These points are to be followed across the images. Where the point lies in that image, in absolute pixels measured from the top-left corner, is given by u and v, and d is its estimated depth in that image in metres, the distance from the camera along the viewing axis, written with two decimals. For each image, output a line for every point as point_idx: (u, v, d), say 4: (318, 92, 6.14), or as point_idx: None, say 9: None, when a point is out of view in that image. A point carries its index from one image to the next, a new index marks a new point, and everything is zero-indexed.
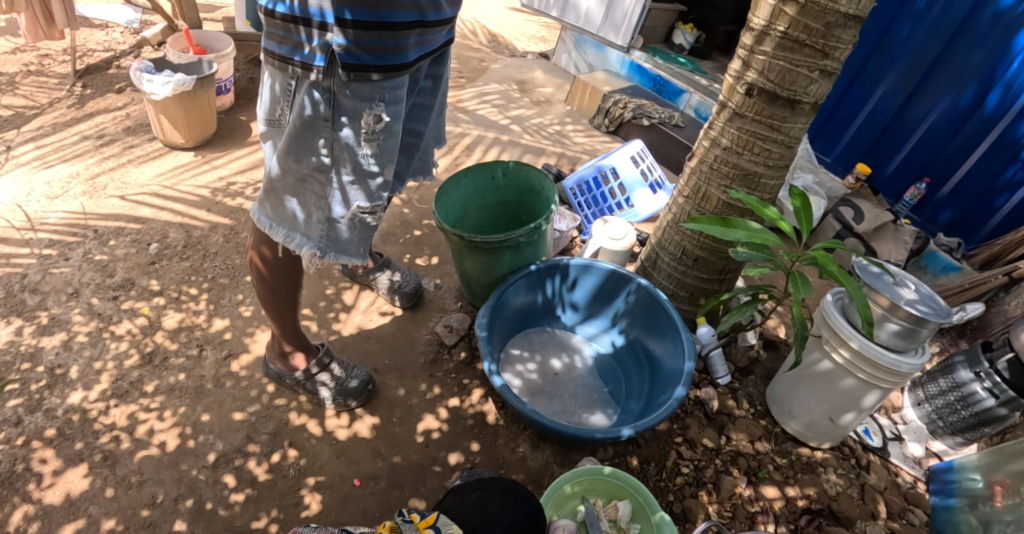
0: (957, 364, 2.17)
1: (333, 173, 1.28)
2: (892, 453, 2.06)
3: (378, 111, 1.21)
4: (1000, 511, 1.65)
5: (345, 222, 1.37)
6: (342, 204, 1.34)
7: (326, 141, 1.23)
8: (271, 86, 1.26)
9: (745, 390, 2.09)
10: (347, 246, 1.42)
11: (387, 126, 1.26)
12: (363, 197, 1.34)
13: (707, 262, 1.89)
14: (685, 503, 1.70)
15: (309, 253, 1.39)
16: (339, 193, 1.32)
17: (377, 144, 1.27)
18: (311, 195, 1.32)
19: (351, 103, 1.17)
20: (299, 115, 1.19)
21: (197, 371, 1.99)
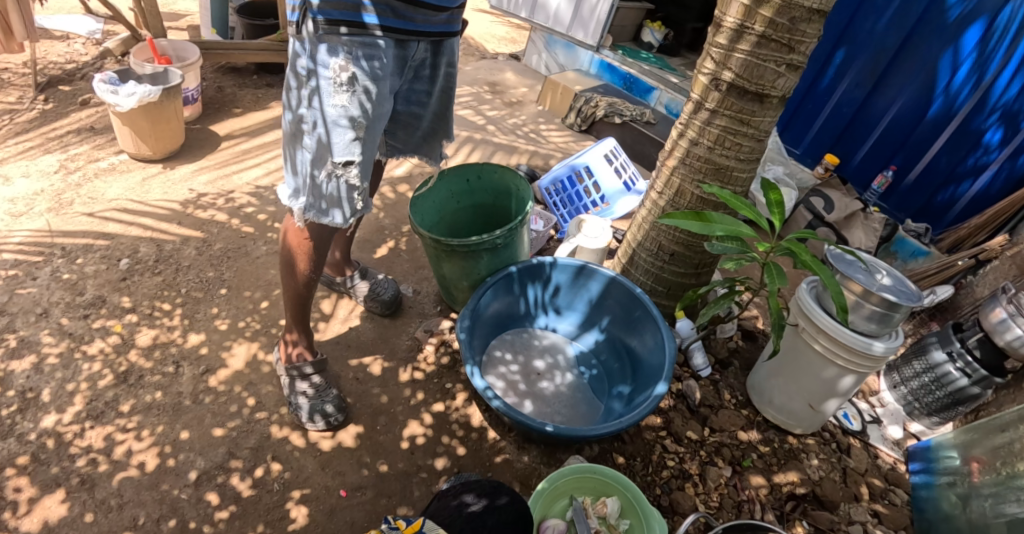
0: (929, 346, 2.23)
1: (308, 122, 1.29)
2: (871, 436, 2.10)
3: (345, 61, 1.21)
4: (978, 486, 1.70)
5: (323, 179, 1.35)
6: (319, 156, 1.33)
7: (304, 91, 1.27)
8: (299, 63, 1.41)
9: (727, 381, 2.11)
10: (329, 205, 1.39)
11: (355, 79, 1.24)
12: (334, 152, 1.31)
13: (684, 256, 1.91)
14: (672, 496, 1.71)
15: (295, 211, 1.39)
16: (316, 145, 1.31)
17: (346, 97, 1.25)
18: (298, 149, 1.34)
19: (321, 52, 1.21)
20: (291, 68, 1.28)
21: (174, 387, 1.95)
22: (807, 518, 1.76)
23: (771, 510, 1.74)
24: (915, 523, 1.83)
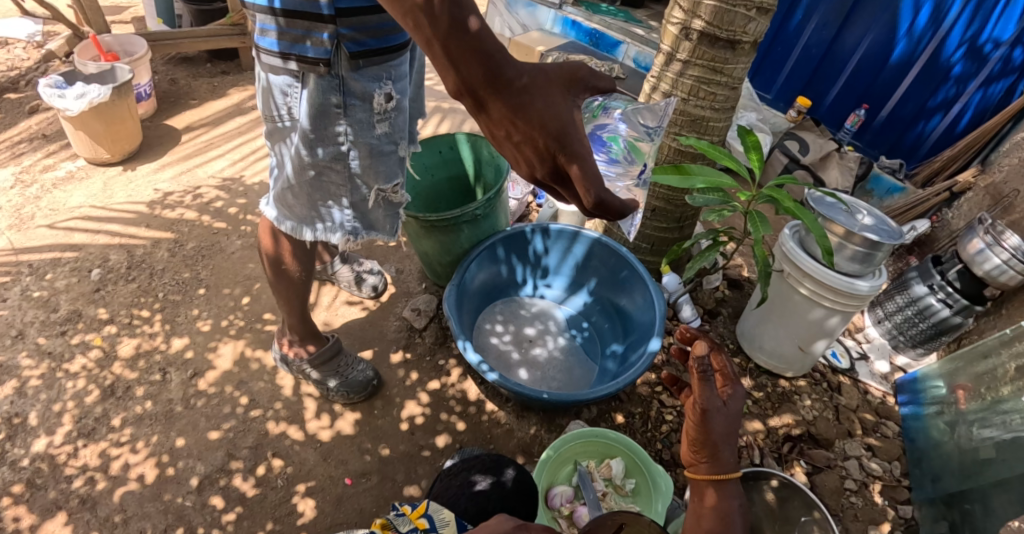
0: (911, 280, 2.26)
1: (351, 157, 1.20)
2: (860, 372, 2.15)
3: (388, 89, 1.14)
4: (966, 412, 1.75)
5: (370, 203, 1.32)
6: (364, 186, 1.28)
7: (341, 129, 1.15)
8: (264, 78, 1.15)
9: (716, 331, 2.13)
10: (375, 223, 1.38)
11: (396, 103, 1.19)
12: (381, 177, 1.28)
13: (665, 211, 1.89)
14: (673, 450, 1.73)
15: (341, 240, 1.35)
16: (361, 179, 1.26)
17: (389, 123, 1.20)
18: (333, 185, 1.25)
19: (360, 85, 1.09)
20: (306, 103, 1.11)
21: (164, 395, 1.91)
22: (804, 457, 1.82)
23: (768, 453, 1.79)
24: (906, 452, 1.89)
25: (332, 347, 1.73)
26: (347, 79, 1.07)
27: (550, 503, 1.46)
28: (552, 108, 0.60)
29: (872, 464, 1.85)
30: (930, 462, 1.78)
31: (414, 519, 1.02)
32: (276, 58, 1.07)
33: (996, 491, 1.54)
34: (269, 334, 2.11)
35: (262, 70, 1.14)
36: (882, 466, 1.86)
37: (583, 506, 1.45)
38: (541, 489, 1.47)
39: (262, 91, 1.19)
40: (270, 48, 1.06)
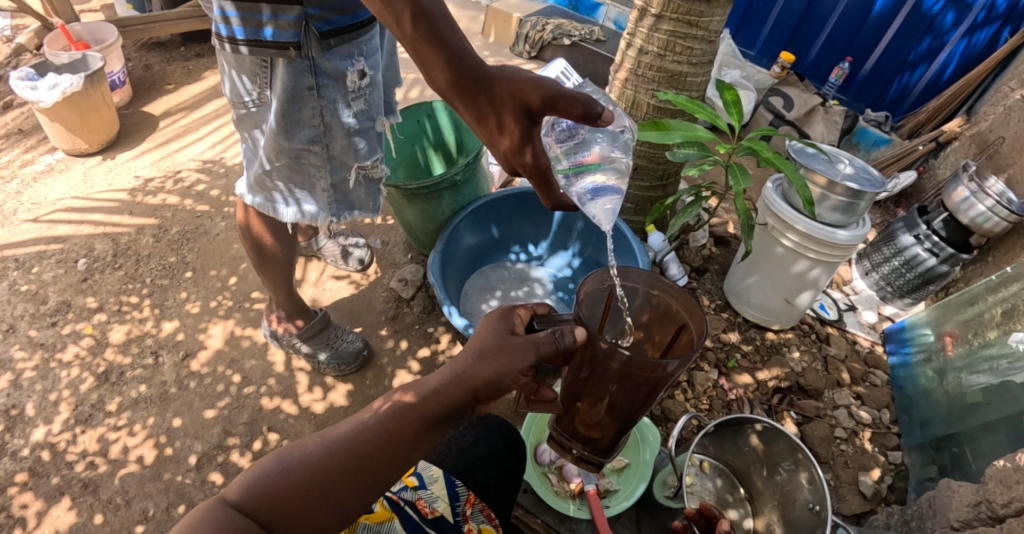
0: (897, 230, 2.27)
1: (329, 137, 1.18)
2: (848, 323, 2.17)
3: (361, 65, 1.12)
4: (953, 359, 1.78)
5: (352, 182, 1.30)
6: (345, 165, 1.25)
7: (315, 111, 1.12)
8: (228, 64, 1.10)
9: (704, 287, 2.14)
10: (357, 201, 1.36)
11: (371, 79, 1.16)
12: (361, 155, 1.25)
13: (647, 169, 1.88)
14: (664, 405, 1.75)
15: (325, 220, 1.33)
16: (340, 159, 1.23)
17: (365, 101, 1.18)
18: (312, 167, 1.23)
19: (331, 64, 1.07)
20: (278, 87, 1.07)
21: (158, 378, 1.92)
22: (794, 407, 1.84)
23: (757, 405, 1.81)
24: (896, 400, 1.93)
25: (321, 320, 1.73)
26: (318, 59, 1.05)
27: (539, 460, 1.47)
28: (516, 94, 0.77)
29: (861, 412, 1.87)
30: (920, 408, 1.81)
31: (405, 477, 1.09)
32: (240, 47, 1.03)
33: (982, 434, 1.55)
34: (258, 312, 2.11)
35: (224, 56, 1.09)
36: (871, 414, 1.88)
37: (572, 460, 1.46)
38: (530, 447, 1.50)
39: (225, 76, 1.14)
40: (231, 37, 1.02)
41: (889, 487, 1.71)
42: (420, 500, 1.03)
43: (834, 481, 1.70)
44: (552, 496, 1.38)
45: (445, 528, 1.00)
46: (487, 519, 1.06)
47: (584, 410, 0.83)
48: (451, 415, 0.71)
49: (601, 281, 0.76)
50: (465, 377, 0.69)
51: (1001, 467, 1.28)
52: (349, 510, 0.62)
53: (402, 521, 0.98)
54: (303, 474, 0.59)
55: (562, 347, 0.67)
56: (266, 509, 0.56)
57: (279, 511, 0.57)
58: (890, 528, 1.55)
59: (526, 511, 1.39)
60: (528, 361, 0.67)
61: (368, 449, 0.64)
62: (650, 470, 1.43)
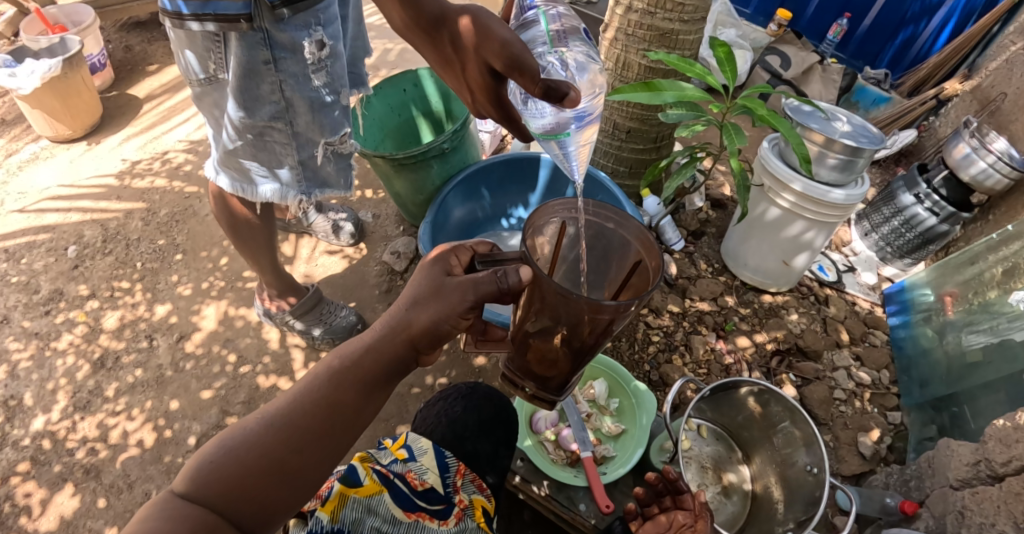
0: (897, 190, 2.23)
1: (290, 114, 1.13)
2: (848, 284, 2.12)
3: (319, 35, 1.06)
4: (953, 318, 1.77)
5: (320, 159, 1.24)
6: (310, 142, 1.21)
7: (274, 86, 1.07)
8: (180, 41, 1.05)
9: (701, 252, 2.11)
10: (327, 179, 1.31)
11: (332, 50, 1.10)
12: (326, 130, 1.20)
13: (641, 132, 1.84)
14: (661, 370, 1.75)
15: (295, 200, 1.29)
16: (305, 136, 1.19)
17: (327, 73, 1.12)
18: (276, 145, 1.18)
19: (286, 35, 1.01)
20: (233, 63, 1.03)
21: (153, 361, 1.91)
22: (792, 369, 1.83)
23: (756, 368, 1.80)
24: (895, 361, 1.92)
25: (312, 297, 1.71)
26: (272, 31, 0.99)
27: (535, 427, 1.47)
28: (475, 34, 0.85)
29: (860, 373, 1.85)
30: (919, 369, 1.80)
31: (395, 450, 1.08)
32: (188, 21, 0.96)
33: (983, 393, 1.56)
34: (251, 291, 2.09)
35: (175, 32, 1.04)
36: (871, 375, 1.87)
37: (567, 428, 1.44)
38: (524, 416, 1.49)
39: (178, 53, 1.09)
40: (176, 10, 0.96)
41: (888, 447, 1.71)
42: (409, 472, 1.02)
43: (833, 443, 1.69)
44: (551, 465, 1.36)
45: (435, 500, 1.00)
46: (477, 489, 1.10)
47: (535, 350, 0.82)
48: (391, 370, 0.72)
49: (557, 212, 0.75)
50: (400, 328, 0.71)
51: (1001, 427, 1.27)
52: (304, 480, 0.64)
53: (392, 494, 0.95)
54: (245, 455, 0.61)
55: (504, 287, 0.70)
56: (219, 496, 0.58)
57: (232, 494, 0.59)
58: (889, 488, 1.55)
59: (523, 481, 1.37)
60: (467, 301, 0.70)
61: (311, 418, 0.66)
62: (646, 435, 1.40)
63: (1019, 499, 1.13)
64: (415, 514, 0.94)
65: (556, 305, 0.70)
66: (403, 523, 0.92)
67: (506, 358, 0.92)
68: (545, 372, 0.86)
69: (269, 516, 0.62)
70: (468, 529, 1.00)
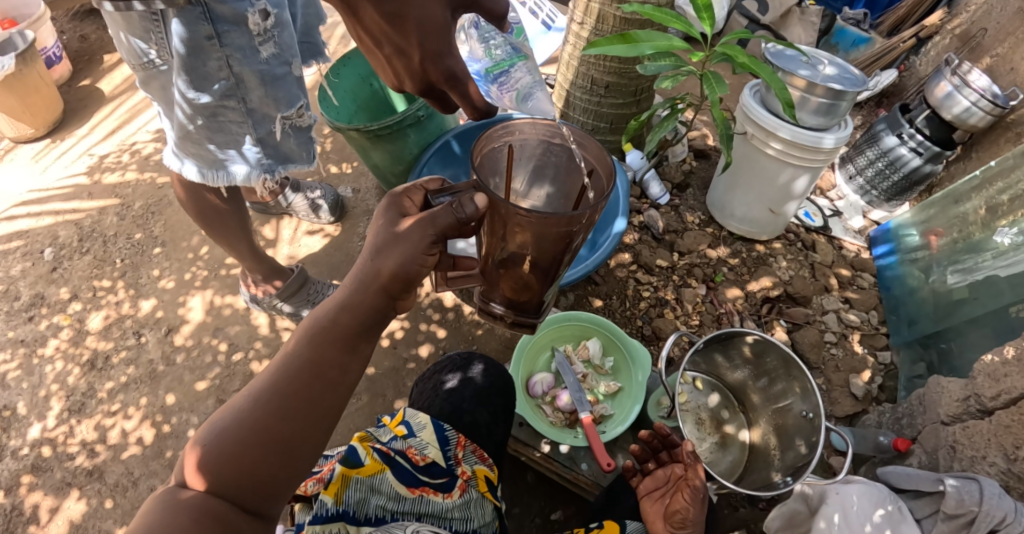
0: (880, 132, 2.21)
1: (242, 90, 1.08)
2: (834, 229, 2.09)
3: (263, 4, 1.00)
4: (939, 256, 1.79)
5: (279, 134, 1.20)
6: (267, 118, 1.16)
7: (221, 62, 1.02)
8: (117, 24, 1.00)
9: (687, 204, 2.09)
10: (290, 154, 1.27)
11: (278, 19, 1.05)
12: (282, 103, 1.15)
13: (619, 86, 1.81)
14: (654, 325, 1.75)
15: (259, 180, 1.24)
16: (260, 112, 1.14)
17: (275, 44, 1.07)
18: (231, 124, 1.13)
19: (227, 7, 0.95)
20: (176, 41, 0.98)
21: (144, 358, 1.88)
22: (783, 316, 1.83)
23: (747, 317, 1.80)
24: (881, 301, 1.92)
25: (298, 278, 1.68)
26: (212, 3, 0.93)
27: (531, 391, 1.45)
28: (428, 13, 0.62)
29: (850, 315, 1.85)
30: (907, 308, 1.81)
31: (393, 427, 1.06)
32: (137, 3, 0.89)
33: (970, 329, 1.58)
34: (236, 278, 2.05)
35: (110, 15, 0.98)
36: (860, 316, 1.86)
37: (564, 390, 1.42)
38: (521, 381, 1.47)
39: (117, 36, 1.04)
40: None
41: (880, 387, 1.72)
42: (410, 448, 1.01)
43: (825, 385, 1.71)
44: (549, 428, 1.35)
45: (437, 474, 0.99)
46: (479, 459, 1.08)
47: (507, 278, 0.84)
48: (369, 323, 0.70)
49: (499, 138, 0.77)
50: (369, 279, 0.70)
51: (989, 362, 1.29)
52: (304, 448, 0.62)
53: (394, 471, 0.94)
54: (236, 435, 0.59)
55: (462, 218, 0.71)
56: (218, 482, 0.57)
57: (232, 477, 0.58)
58: (882, 426, 1.56)
59: (524, 444, 1.38)
60: (429, 238, 0.70)
61: (299, 390, 0.63)
62: (644, 392, 1.40)
63: (1009, 430, 1.15)
64: (418, 490, 0.94)
65: (517, 227, 0.71)
66: (408, 500, 0.92)
67: (479, 291, 0.92)
68: (522, 297, 0.87)
69: (276, 492, 0.61)
70: (472, 500, 1.00)
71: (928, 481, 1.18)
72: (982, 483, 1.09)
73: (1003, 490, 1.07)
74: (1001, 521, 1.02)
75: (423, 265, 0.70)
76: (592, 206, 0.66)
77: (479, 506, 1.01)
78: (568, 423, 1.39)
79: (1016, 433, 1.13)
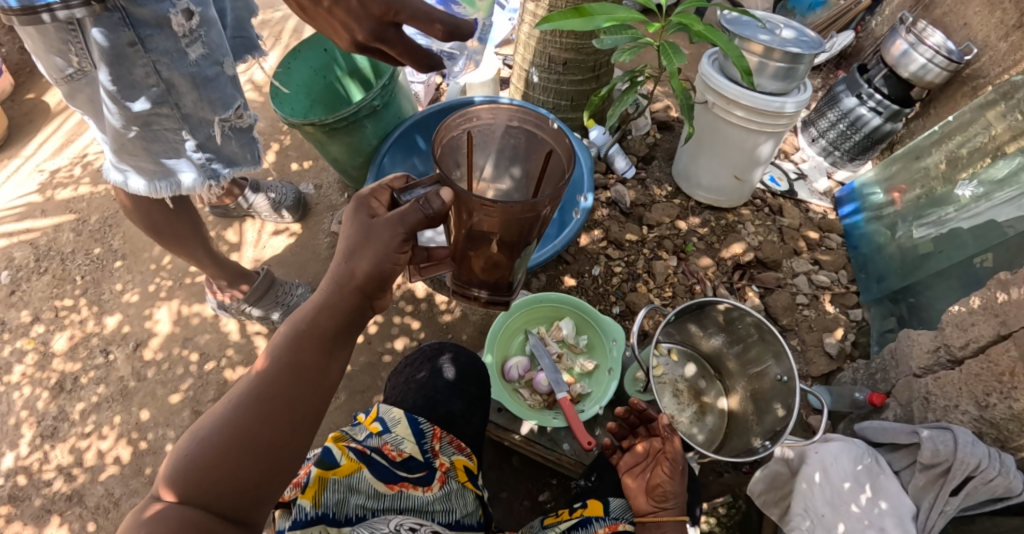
0: (840, 94, 2.23)
1: (175, 95, 1.04)
2: (800, 192, 2.11)
3: (185, 3, 0.96)
4: (903, 211, 1.82)
5: (219, 138, 1.16)
6: (204, 123, 1.11)
7: (148, 68, 0.98)
8: (27, 38, 0.93)
9: (653, 176, 2.09)
10: (234, 157, 1.23)
11: (202, 16, 1.00)
12: (218, 106, 1.10)
13: (577, 62, 1.79)
14: (628, 299, 1.75)
15: (204, 186, 1.21)
16: (196, 116, 1.10)
17: (203, 43, 1.02)
18: (167, 132, 1.09)
19: (146, 10, 0.92)
20: (95, 50, 0.93)
21: (114, 375, 1.82)
22: (754, 281, 1.85)
23: (719, 286, 1.81)
24: (850, 260, 1.93)
25: (264, 280, 1.64)
26: (129, 7, 0.90)
27: (507, 376, 1.44)
28: None
29: (819, 276, 1.87)
30: (875, 265, 1.83)
31: (368, 424, 1.03)
32: (44, 14, 0.85)
33: (936, 282, 1.61)
34: (202, 286, 2.00)
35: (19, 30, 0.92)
36: (830, 277, 1.88)
37: (540, 372, 1.42)
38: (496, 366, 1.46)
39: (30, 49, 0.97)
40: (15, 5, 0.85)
41: (852, 344, 1.75)
42: (385, 445, 0.98)
43: (799, 346, 1.73)
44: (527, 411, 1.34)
45: (415, 467, 0.97)
46: (456, 449, 1.05)
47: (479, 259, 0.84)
48: (348, 325, 0.68)
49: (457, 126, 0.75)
50: (344, 281, 0.67)
51: (955, 312, 1.30)
52: (287, 453, 0.61)
53: (372, 469, 0.93)
54: (215, 446, 0.56)
55: (430, 213, 0.68)
56: (199, 494, 0.55)
57: (214, 488, 0.55)
58: (858, 382, 1.58)
59: (503, 430, 1.37)
60: (399, 236, 0.68)
61: (279, 396, 0.61)
62: (619, 368, 1.40)
63: (978, 379, 1.19)
64: (397, 485, 0.93)
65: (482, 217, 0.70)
66: (387, 496, 0.91)
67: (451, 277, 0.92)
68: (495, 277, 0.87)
69: (261, 499, 0.59)
70: (453, 490, 0.98)
71: (903, 434, 1.18)
72: (955, 432, 1.10)
73: (975, 437, 1.09)
74: (975, 467, 1.05)
75: (396, 263, 0.68)
76: (553, 193, 0.68)
77: (460, 496, 0.99)
78: (547, 406, 1.38)
79: (986, 382, 1.17)
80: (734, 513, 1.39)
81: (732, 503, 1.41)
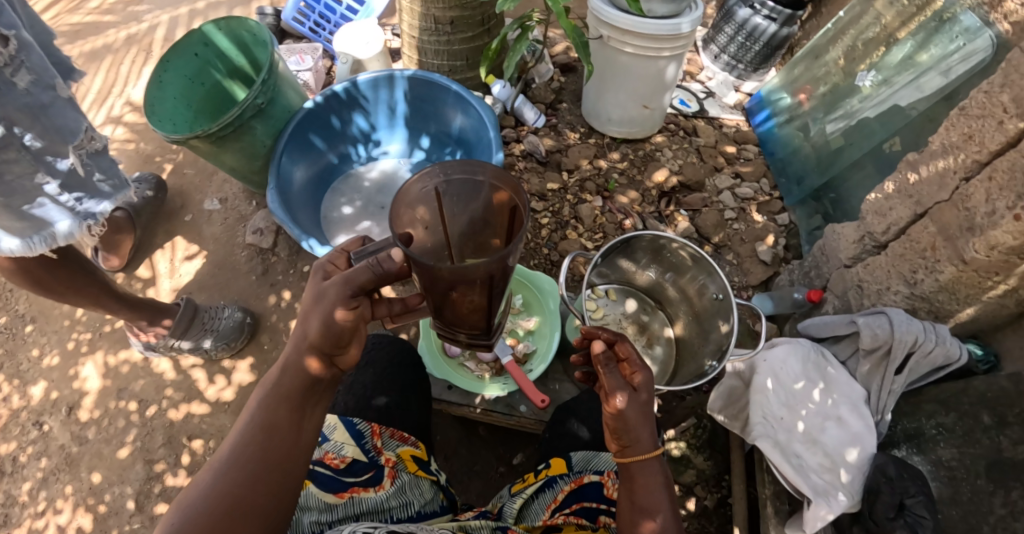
0: (733, 6, 2.21)
1: (16, 135, 0.92)
2: (710, 109, 2.13)
3: None
4: (810, 110, 1.86)
5: (79, 169, 1.07)
6: (58, 159, 1.02)
7: None
8: None
9: (564, 120, 2.06)
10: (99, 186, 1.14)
11: (19, 39, 0.88)
12: (68, 135, 1.02)
13: (463, 18, 1.73)
14: (560, 248, 1.74)
15: (84, 229, 1.14)
16: (48, 154, 0.99)
17: (29, 70, 0.91)
18: (20, 180, 0.97)
19: None
20: None
21: (52, 447, 1.69)
22: (681, 205, 1.86)
23: (647, 218, 1.81)
24: (768, 167, 1.97)
25: (187, 310, 1.56)
26: None
27: (449, 349, 1.36)
28: None
29: (743, 188, 1.90)
30: (793, 167, 1.88)
31: None
32: None
33: (852, 172, 1.65)
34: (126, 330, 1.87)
35: None
36: (752, 187, 1.91)
37: None
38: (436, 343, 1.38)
39: None
40: None
41: (785, 247, 1.77)
42: (327, 455, 0.87)
43: (735, 261, 1.75)
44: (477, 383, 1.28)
45: (360, 470, 0.86)
46: (401, 440, 0.91)
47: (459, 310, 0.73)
48: (316, 381, 0.68)
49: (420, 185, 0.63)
50: (302, 342, 0.67)
51: (874, 201, 1.30)
52: (270, 513, 0.60)
53: (318, 482, 0.83)
54: (200, 518, 0.56)
55: (382, 271, 0.66)
56: None
57: None
58: (795, 282, 1.62)
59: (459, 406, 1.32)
60: (347, 294, 0.66)
61: (257, 461, 0.61)
62: (559, 319, 1.38)
63: (903, 259, 1.22)
64: (348, 492, 0.83)
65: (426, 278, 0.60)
66: (339, 506, 0.81)
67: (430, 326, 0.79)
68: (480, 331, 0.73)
69: None
70: (407, 483, 0.87)
71: (843, 326, 1.21)
72: (889, 315, 1.13)
73: (907, 314, 1.12)
74: (914, 343, 1.09)
75: (346, 322, 0.66)
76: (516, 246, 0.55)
77: (415, 487, 0.88)
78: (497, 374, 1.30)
79: (914, 263, 1.20)
80: (701, 432, 1.38)
81: (699, 424, 1.39)
